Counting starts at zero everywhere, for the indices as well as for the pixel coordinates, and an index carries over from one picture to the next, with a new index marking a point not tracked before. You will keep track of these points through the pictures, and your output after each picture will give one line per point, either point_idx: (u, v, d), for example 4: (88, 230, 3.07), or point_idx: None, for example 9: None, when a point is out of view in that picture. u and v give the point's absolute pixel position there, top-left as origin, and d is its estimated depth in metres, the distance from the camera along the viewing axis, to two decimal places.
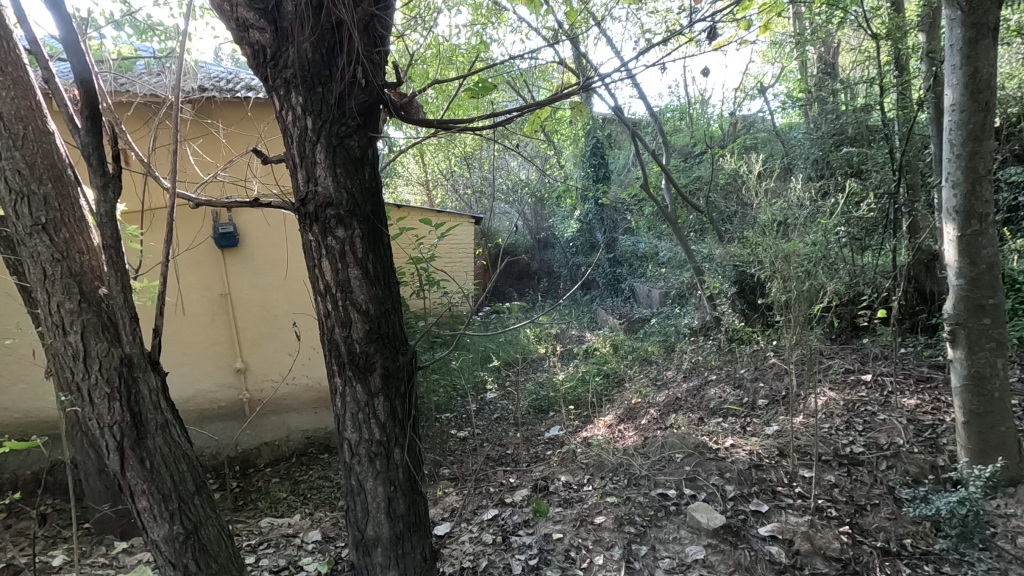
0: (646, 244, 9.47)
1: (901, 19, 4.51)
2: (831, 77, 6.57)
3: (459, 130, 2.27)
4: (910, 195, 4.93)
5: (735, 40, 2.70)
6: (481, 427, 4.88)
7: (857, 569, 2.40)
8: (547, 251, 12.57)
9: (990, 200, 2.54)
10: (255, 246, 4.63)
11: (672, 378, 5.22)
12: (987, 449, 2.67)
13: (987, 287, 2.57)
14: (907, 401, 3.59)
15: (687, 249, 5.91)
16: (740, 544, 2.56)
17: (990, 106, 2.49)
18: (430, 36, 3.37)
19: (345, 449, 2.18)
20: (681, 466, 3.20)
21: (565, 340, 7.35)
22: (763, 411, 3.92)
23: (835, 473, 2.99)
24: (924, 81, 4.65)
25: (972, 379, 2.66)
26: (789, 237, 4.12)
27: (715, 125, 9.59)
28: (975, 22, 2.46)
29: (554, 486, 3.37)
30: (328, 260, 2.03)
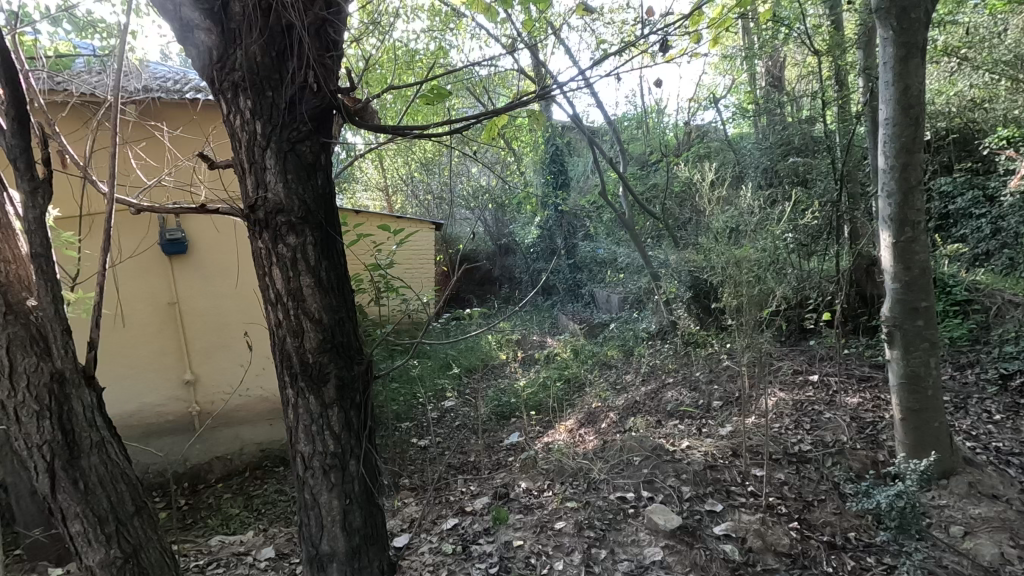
0: (605, 249, 9.62)
1: (840, 37, 4.78)
2: (778, 90, 6.87)
3: (416, 137, 2.24)
4: (851, 203, 5.19)
5: (686, 53, 2.78)
6: (442, 435, 4.83)
7: (805, 563, 2.50)
8: (508, 257, 12.61)
9: (922, 209, 2.70)
10: (204, 253, 4.46)
11: (631, 382, 5.30)
12: (923, 444, 2.82)
13: (921, 290, 2.72)
14: (851, 399, 3.77)
15: (644, 255, 6.04)
16: (695, 544, 2.62)
17: (920, 121, 2.65)
18: (387, 41, 3.33)
19: (299, 462, 2.11)
20: (639, 468, 3.25)
21: (526, 345, 7.37)
22: (717, 412, 4.03)
23: (784, 472, 3.10)
24: (863, 95, 4.92)
25: (908, 378, 2.81)
26: (740, 243, 4.27)
27: (670, 134, 9.86)
28: (906, 41, 2.61)
29: (515, 492, 3.37)
30: (279, 268, 1.98)
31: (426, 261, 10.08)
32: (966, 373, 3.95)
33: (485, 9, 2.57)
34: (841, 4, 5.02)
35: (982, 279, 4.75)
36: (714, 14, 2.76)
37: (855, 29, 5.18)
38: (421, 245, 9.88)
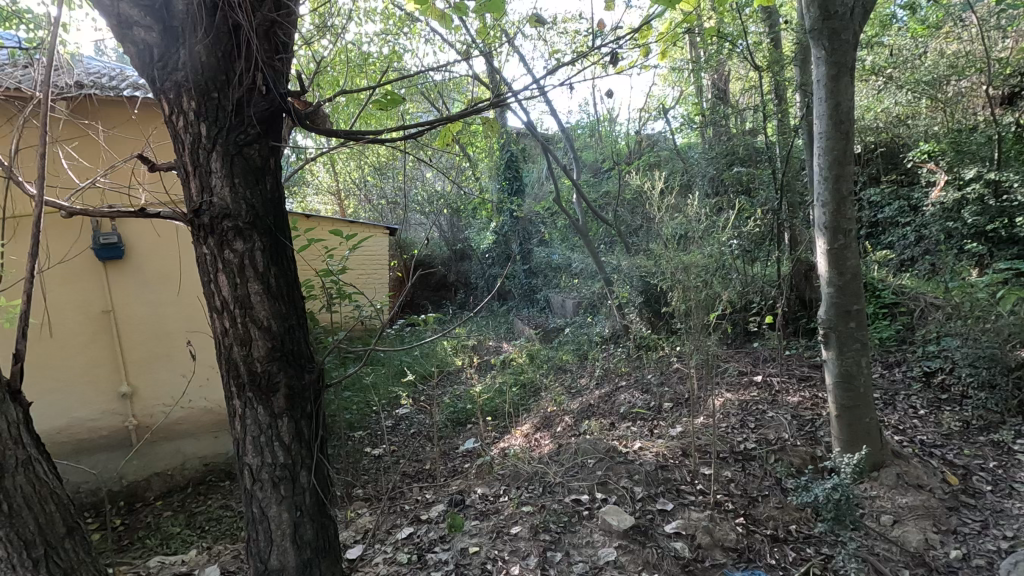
0: (560, 255, 9.75)
1: (779, 54, 5.06)
2: (723, 103, 7.17)
3: (369, 142, 2.21)
4: (790, 212, 5.47)
5: (636, 66, 2.87)
6: (397, 444, 4.75)
7: (750, 556, 2.61)
8: (463, 262, 12.58)
9: (852, 218, 2.88)
10: (142, 258, 4.26)
11: (585, 386, 5.38)
12: (855, 439, 3.00)
13: (853, 294, 2.90)
14: (791, 398, 3.95)
15: (598, 261, 6.16)
16: (648, 543, 2.68)
17: (850, 135, 2.83)
18: (339, 42, 3.28)
19: (246, 476, 2.04)
20: (593, 471, 3.31)
21: (482, 351, 7.37)
22: (667, 413, 4.15)
23: (731, 469, 3.22)
24: (800, 110, 5.21)
25: (842, 377, 2.98)
26: (688, 249, 4.42)
27: (622, 142, 10.11)
28: (836, 61, 2.79)
29: (470, 499, 3.36)
30: (225, 274, 1.91)
31: (381, 266, 9.94)
32: (894, 371, 4.22)
33: (439, 16, 2.58)
34: (779, 23, 5.31)
35: (907, 284, 5.10)
36: (662, 29, 2.86)
37: (792, 47, 5.49)
38: (376, 250, 9.74)
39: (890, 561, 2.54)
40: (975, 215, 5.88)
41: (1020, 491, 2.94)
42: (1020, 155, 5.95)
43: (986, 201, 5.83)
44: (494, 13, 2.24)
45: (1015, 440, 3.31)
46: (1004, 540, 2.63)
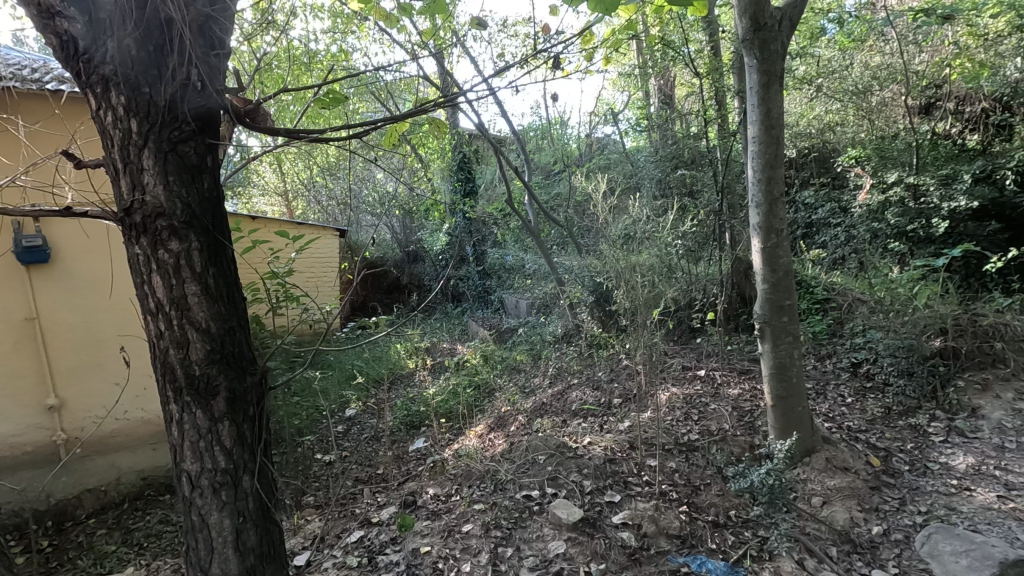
0: (513, 256, 9.81)
1: (718, 62, 5.30)
2: (668, 108, 7.40)
3: (310, 141, 2.16)
4: (731, 213, 5.71)
5: (579, 70, 2.96)
6: (348, 449, 4.66)
7: (693, 542, 2.73)
8: (416, 264, 12.47)
9: (784, 218, 3.05)
10: (71, 261, 4.04)
11: (538, 385, 5.44)
12: (788, 427, 3.17)
13: (785, 290, 3.07)
14: (732, 390, 4.14)
15: (549, 261, 6.26)
16: (596, 534, 2.76)
17: (781, 140, 2.99)
18: (283, 39, 3.20)
19: (184, 483, 1.98)
20: (544, 466, 3.37)
21: (436, 353, 7.33)
22: (617, 409, 4.27)
23: (675, 460, 3.35)
24: (738, 115, 5.44)
25: (777, 368, 3.14)
26: (635, 249, 4.57)
27: (574, 144, 10.29)
28: (767, 70, 2.95)
29: (422, 499, 3.36)
30: (160, 275, 1.85)
31: (331, 269, 9.80)
32: (826, 362, 4.47)
33: (384, 16, 2.59)
34: (718, 31, 5.53)
35: (836, 281, 5.41)
36: (604, 35, 2.96)
37: (731, 55, 5.72)
38: (325, 253, 9.59)
39: (819, 539, 2.73)
40: (896, 216, 6.35)
41: (933, 469, 3.20)
42: (935, 161, 6.46)
43: (907, 203, 6.30)
44: (440, 14, 2.24)
45: (929, 423, 3.60)
46: (919, 515, 2.87)
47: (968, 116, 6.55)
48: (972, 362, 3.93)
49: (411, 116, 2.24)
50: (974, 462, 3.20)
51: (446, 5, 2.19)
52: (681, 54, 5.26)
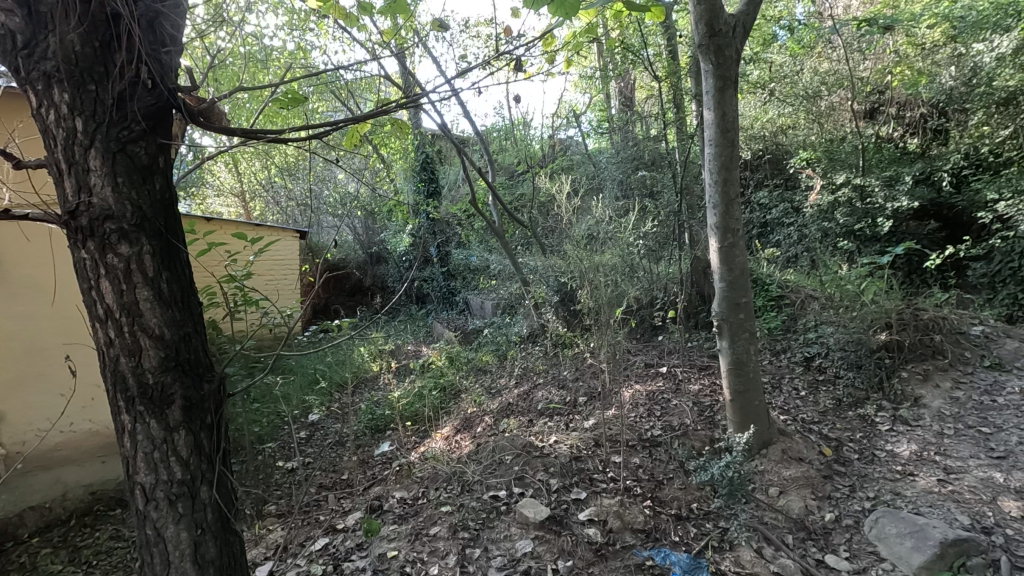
0: (478, 257, 9.81)
1: (676, 67, 5.43)
2: (629, 110, 7.51)
3: (268, 141, 2.10)
4: (690, 213, 5.86)
5: (541, 72, 2.99)
6: (311, 454, 4.56)
7: (657, 536, 2.79)
8: (379, 266, 12.34)
9: (739, 219, 3.15)
10: (10, 266, 3.81)
11: (504, 385, 5.46)
12: (746, 420, 3.27)
13: (741, 288, 3.18)
14: (693, 386, 4.25)
15: (514, 262, 6.28)
16: (563, 531, 2.80)
17: (735, 143, 3.09)
18: (239, 35, 3.11)
19: (138, 496, 1.91)
20: (510, 466, 3.38)
21: (401, 355, 7.26)
22: (582, 407, 4.32)
23: (639, 456, 3.42)
24: (696, 118, 5.57)
25: (734, 364, 3.24)
26: (597, 249, 4.64)
27: (537, 145, 10.36)
28: (722, 75, 3.04)
29: (389, 504, 3.33)
30: (109, 280, 1.78)
31: (291, 272, 9.57)
32: (781, 357, 4.63)
33: (344, 15, 2.56)
34: (676, 35, 5.62)
35: (789, 279, 5.63)
36: (565, 38, 3.01)
37: (688, 59, 5.85)
38: (285, 255, 9.37)
39: (776, 528, 2.85)
40: (846, 216, 6.67)
41: (880, 457, 3.36)
42: (879, 164, 6.84)
43: (854, 203, 6.61)
44: (402, 14, 2.22)
45: (877, 412, 3.78)
46: (867, 501, 3.02)
47: (908, 121, 7.03)
48: (915, 355, 4.14)
49: (373, 116, 2.18)
50: (917, 449, 3.37)
51: (407, 5, 2.17)
52: (641, 57, 5.35)
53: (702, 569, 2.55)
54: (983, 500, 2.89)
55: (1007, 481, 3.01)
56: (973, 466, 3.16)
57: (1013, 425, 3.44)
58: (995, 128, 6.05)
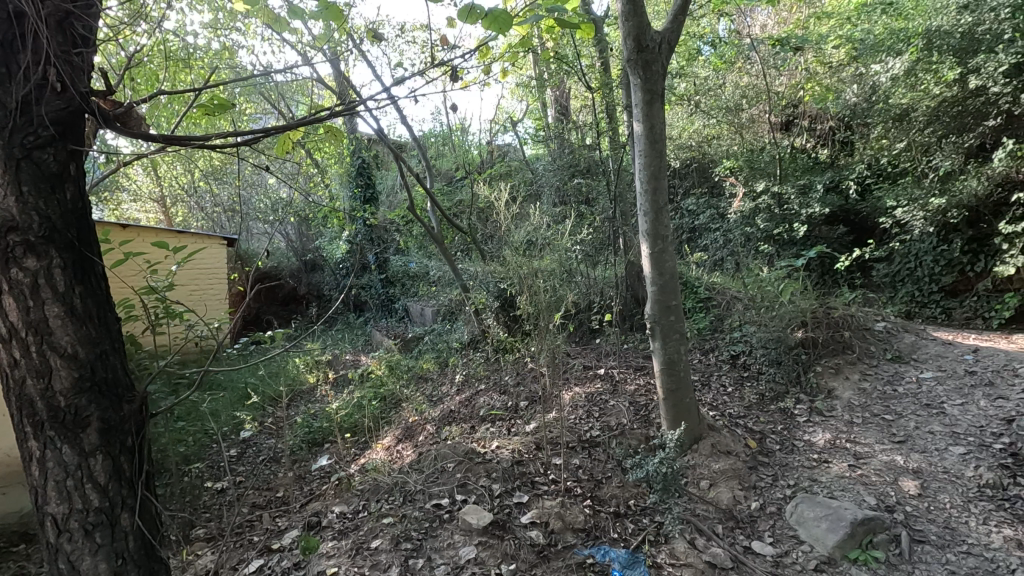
0: (417, 264, 9.73)
1: (608, 78, 5.61)
2: (564, 119, 7.67)
3: (193, 149, 2.00)
4: (624, 220, 6.04)
5: (477, 81, 3.00)
6: (244, 472, 4.35)
7: (597, 534, 2.88)
8: (314, 274, 11.99)
9: (669, 225, 3.30)
10: None
11: (446, 393, 5.42)
12: (677, 418, 3.42)
13: (671, 291, 3.34)
14: (630, 386, 4.39)
15: (454, 268, 6.26)
16: (505, 536, 2.82)
17: (664, 154, 3.24)
18: (160, 34, 2.95)
19: (49, 528, 1.78)
20: (452, 474, 3.38)
21: (338, 365, 7.09)
22: (524, 411, 4.36)
23: (579, 457, 3.51)
24: (627, 128, 5.78)
25: (667, 363, 3.38)
26: (536, 256, 4.72)
27: (474, 151, 10.37)
28: (650, 89, 3.18)
29: (328, 519, 3.25)
30: (12, 296, 1.65)
31: (219, 281, 9.10)
32: (710, 356, 4.88)
33: (273, 19, 2.47)
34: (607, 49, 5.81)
35: (716, 281, 5.95)
36: (501, 49, 3.04)
37: (619, 71, 6.06)
38: (212, 263, 8.91)
39: (708, 519, 3.01)
40: (766, 221, 7.23)
41: (799, 446, 3.61)
42: (795, 172, 7.37)
43: (773, 210, 7.17)
44: (337, 21, 2.16)
45: (795, 405, 4.05)
46: (789, 488, 3.24)
47: (818, 133, 7.78)
48: (828, 350, 4.47)
49: (306, 124, 2.04)
50: (830, 437, 3.65)
51: (340, 12, 2.12)
52: (574, 68, 5.49)
53: (640, 563, 2.66)
54: (887, 481, 3.18)
55: (906, 463, 3.32)
56: (878, 450, 3.46)
57: (911, 412, 3.80)
58: (892, 142, 6.55)
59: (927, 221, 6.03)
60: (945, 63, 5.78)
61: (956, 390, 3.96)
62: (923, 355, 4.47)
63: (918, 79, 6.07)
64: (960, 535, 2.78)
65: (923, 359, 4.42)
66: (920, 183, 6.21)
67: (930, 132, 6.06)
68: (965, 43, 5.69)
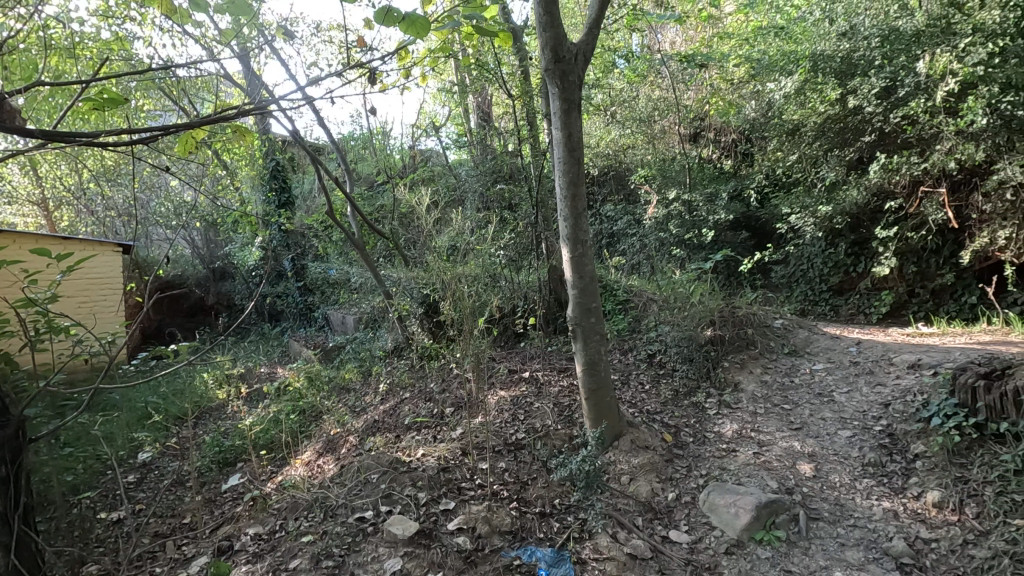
0: (337, 271, 9.43)
1: (528, 87, 5.78)
2: (486, 125, 7.74)
3: (82, 147, 1.80)
4: (546, 225, 6.16)
5: (397, 85, 2.96)
6: (144, 500, 4.01)
7: (522, 534, 2.92)
8: (224, 282, 11.26)
9: (587, 230, 3.41)
10: None
11: (370, 403, 5.26)
12: (599, 416, 3.53)
13: (591, 294, 3.45)
14: (553, 387, 4.48)
15: (376, 275, 6.11)
16: (432, 544, 2.79)
17: (581, 162, 3.34)
18: (40, 19, 2.67)
19: None
20: (376, 485, 3.28)
21: (252, 379, 6.68)
22: (450, 418, 4.30)
23: (505, 460, 3.53)
24: (547, 136, 5.93)
25: (588, 364, 3.48)
26: (462, 262, 4.80)
27: (396, 156, 10.23)
28: (567, 98, 3.27)
29: (240, 543, 3.07)
30: None
31: (113, 292, 8.35)
32: (628, 355, 5.08)
33: (170, 10, 2.27)
34: (528, 57, 5.93)
35: (633, 284, 6.20)
36: (421, 53, 3.00)
37: (539, 80, 6.19)
38: (104, 272, 8.15)
39: (628, 512, 3.13)
40: (678, 227, 7.67)
41: (710, 437, 3.85)
42: (703, 181, 7.95)
43: (683, 216, 7.64)
44: (245, 15, 2.01)
45: (706, 399, 4.31)
46: (701, 477, 3.44)
47: (723, 145, 8.46)
48: (734, 346, 4.79)
49: (211, 123, 1.90)
50: (737, 427, 3.91)
51: (248, 6, 1.98)
52: (495, 75, 5.57)
53: (564, 561, 2.74)
54: (786, 466, 3.45)
55: (803, 448, 3.63)
56: (779, 438, 3.76)
57: (805, 401, 4.15)
58: (785, 154, 7.10)
59: (816, 226, 6.64)
60: (828, 84, 6.30)
61: (842, 379, 4.38)
62: (815, 349, 4.91)
63: (806, 98, 6.56)
64: (848, 510, 3.07)
65: (815, 352, 4.86)
66: (810, 193, 6.82)
67: (817, 145, 6.65)
68: (844, 66, 6.22)
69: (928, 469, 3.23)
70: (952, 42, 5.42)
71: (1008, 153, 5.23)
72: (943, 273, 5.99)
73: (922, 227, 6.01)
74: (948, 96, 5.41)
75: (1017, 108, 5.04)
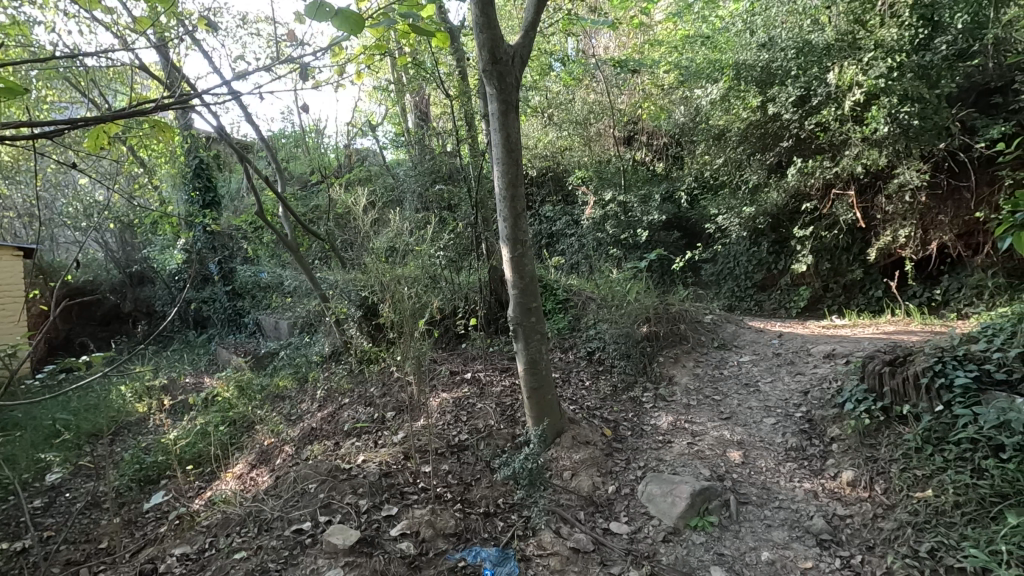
0: (269, 274, 9.06)
1: (466, 87, 5.79)
2: (424, 126, 7.67)
3: None
4: (486, 225, 6.16)
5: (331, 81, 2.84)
6: (54, 526, 3.69)
7: (467, 535, 2.92)
8: (142, 287, 10.53)
9: (527, 231, 3.44)
10: None
11: (306, 410, 5.09)
12: (540, 414, 3.57)
13: (531, 293, 3.48)
14: (496, 387, 4.49)
15: (311, 278, 5.90)
16: (375, 552, 2.72)
17: (520, 162, 3.37)
18: None
19: None
20: (315, 495, 3.18)
21: (176, 391, 6.30)
22: (391, 421, 4.21)
23: (448, 462, 3.51)
24: (485, 137, 5.94)
25: (529, 363, 3.51)
26: (400, 262, 4.72)
27: (331, 155, 9.93)
28: (505, 99, 3.30)
29: (165, 565, 2.89)
30: None
31: (13, 300, 7.64)
32: (569, 354, 5.16)
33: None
34: (465, 58, 5.90)
35: (572, 283, 6.31)
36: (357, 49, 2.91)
37: (476, 80, 6.18)
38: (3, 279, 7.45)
39: (570, 507, 3.20)
40: (614, 227, 7.90)
41: (647, 430, 3.98)
42: (636, 183, 8.22)
43: (619, 216, 7.88)
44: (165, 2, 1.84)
45: (643, 393, 4.46)
46: (640, 469, 3.56)
47: (654, 148, 8.82)
48: (668, 341, 4.99)
49: (125, 118, 1.72)
50: (672, 419, 4.07)
51: None
52: (431, 75, 5.54)
53: (509, 559, 2.76)
54: (717, 454, 3.63)
55: (732, 436, 3.83)
56: (710, 427, 3.94)
57: (734, 392, 4.38)
58: (712, 158, 7.45)
59: (741, 226, 7.03)
60: (750, 92, 6.60)
61: (767, 369, 4.65)
62: (741, 342, 5.19)
63: (730, 104, 6.87)
64: (774, 493, 3.27)
65: (742, 345, 5.13)
66: (736, 194, 7.21)
67: (741, 150, 7.01)
68: (764, 76, 6.55)
69: (843, 451, 3.50)
70: (857, 56, 5.80)
71: (906, 158, 5.72)
72: (852, 269, 6.50)
73: (834, 227, 6.49)
74: (855, 106, 5.82)
75: (912, 119, 5.45)
